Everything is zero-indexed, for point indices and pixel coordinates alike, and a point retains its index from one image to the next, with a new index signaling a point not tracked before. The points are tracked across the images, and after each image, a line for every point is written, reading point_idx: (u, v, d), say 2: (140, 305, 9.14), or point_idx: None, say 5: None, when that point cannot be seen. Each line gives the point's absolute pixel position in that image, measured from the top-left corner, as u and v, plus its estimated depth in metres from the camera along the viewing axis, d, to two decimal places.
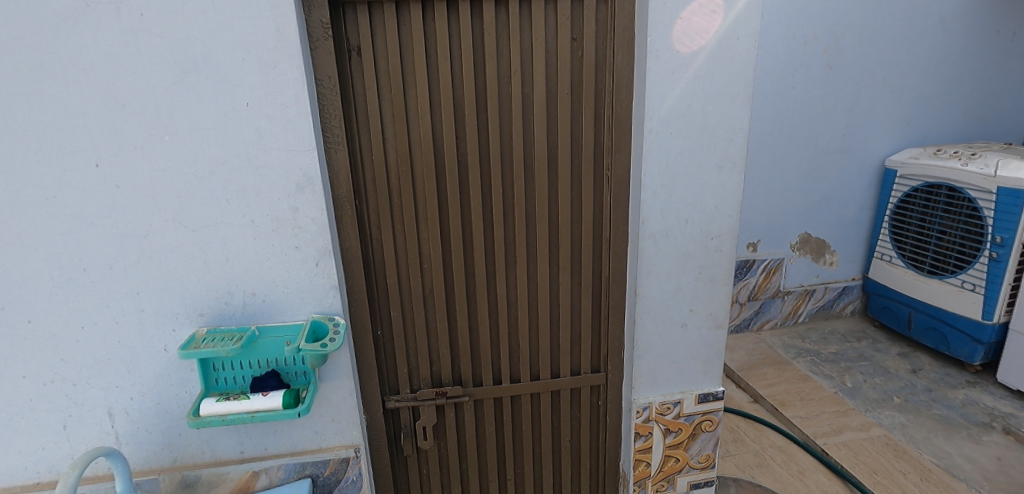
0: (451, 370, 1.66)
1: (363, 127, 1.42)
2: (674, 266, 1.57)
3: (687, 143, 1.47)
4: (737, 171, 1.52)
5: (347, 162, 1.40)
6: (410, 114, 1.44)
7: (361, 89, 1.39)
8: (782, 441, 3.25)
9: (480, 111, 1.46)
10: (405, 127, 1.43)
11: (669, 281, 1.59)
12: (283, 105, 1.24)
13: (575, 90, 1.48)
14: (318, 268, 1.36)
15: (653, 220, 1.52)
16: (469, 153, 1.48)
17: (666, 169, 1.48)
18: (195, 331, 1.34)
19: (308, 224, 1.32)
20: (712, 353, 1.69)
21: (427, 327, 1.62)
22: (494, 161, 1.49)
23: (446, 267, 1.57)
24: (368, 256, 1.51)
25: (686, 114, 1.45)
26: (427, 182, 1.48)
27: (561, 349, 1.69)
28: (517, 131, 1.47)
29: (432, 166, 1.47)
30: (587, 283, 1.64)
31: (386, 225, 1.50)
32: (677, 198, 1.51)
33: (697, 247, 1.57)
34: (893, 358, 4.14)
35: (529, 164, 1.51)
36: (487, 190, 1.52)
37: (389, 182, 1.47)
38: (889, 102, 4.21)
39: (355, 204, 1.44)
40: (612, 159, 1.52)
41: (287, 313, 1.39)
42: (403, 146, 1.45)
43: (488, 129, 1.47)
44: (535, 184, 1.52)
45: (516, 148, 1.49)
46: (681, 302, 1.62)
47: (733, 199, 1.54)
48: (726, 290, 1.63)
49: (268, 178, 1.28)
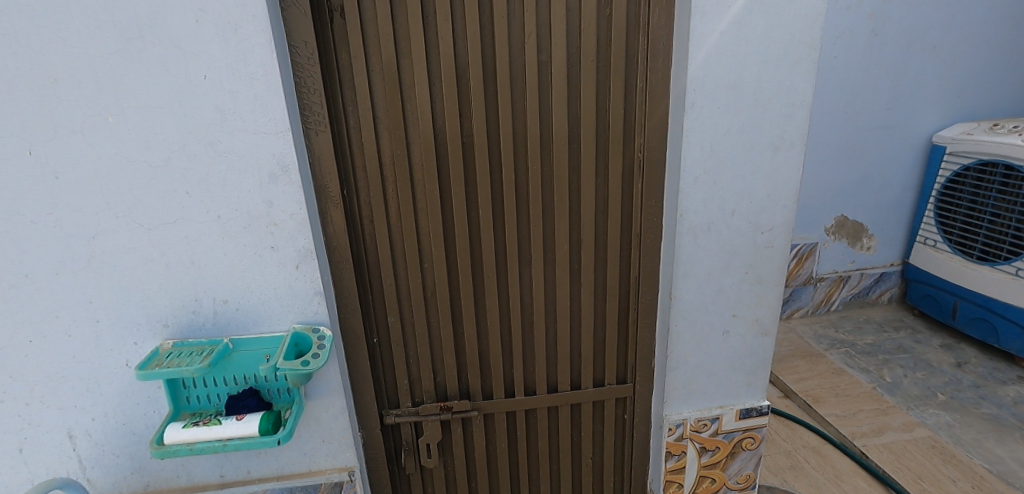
0: (457, 382, 1.47)
1: (349, 104, 1.20)
2: (716, 265, 1.34)
3: (738, 120, 1.21)
4: (796, 152, 1.26)
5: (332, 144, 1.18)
6: (405, 88, 1.21)
7: (346, 59, 1.17)
8: (816, 441, 3.03)
9: (488, 83, 1.23)
10: (399, 103, 1.21)
11: (711, 283, 1.35)
12: (249, 77, 1.02)
13: (602, 56, 1.23)
14: (299, 272, 1.16)
15: (694, 211, 1.28)
16: (476, 133, 1.25)
17: (711, 151, 1.23)
18: (159, 345, 1.17)
19: (285, 221, 1.12)
20: (757, 363, 1.47)
21: (430, 333, 1.42)
22: (504, 144, 1.26)
23: (450, 266, 1.37)
24: (359, 255, 1.31)
25: (737, 84, 1.19)
26: (427, 168, 1.26)
27: (583, 357, 1.49)
28: (533, 106, 1.24)
29: (432, 151, 1.25)
30: (613, 284, 1.42)
31: (381, 219, 1.29)
32: (723, 185, 1.27)
33: (744, 242, 1.33)
34: (935, 351, 3.86)
35: (545, 147, 1.29)
36: (496, 178, 1.30)
37: (382, 169, 1.26)
38: (941, 72, 3.82)
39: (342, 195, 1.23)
40: (645, 139, 1.28)
41: (265, 323, 1.20)
42: (398, 126, 1.22)
43: (496, 104, 1.24)
44: (554, 170, 1.30)
45: (531, 127, 1.25)
46: (723, 307, 1.39)
47: (789, 185, 1.29)
48: (777, 293, 1.40)
49: (235, 167, 1.07)
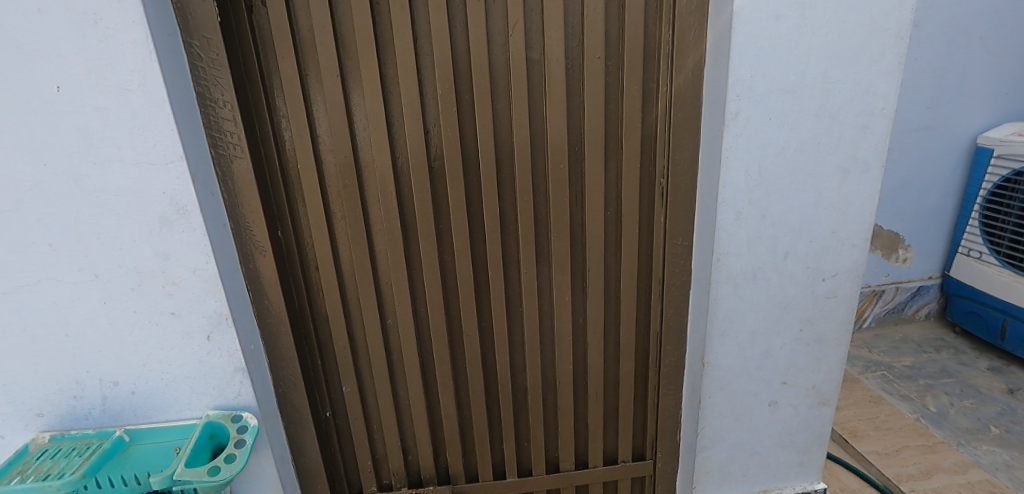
0: (433, 462, 1.18)
1: (280, 122, 0.92)
2: (763, 322, 1.03)
3: (796, 135, 0.90)
4: (871, 177, 0.95)
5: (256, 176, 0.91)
6: (353, 101, 0.93)
7: (273, 64, 0.89)
8: (857, 484, 2.63)
9: (462, 91, 0.93)
10: (345, 120, 0.92)
11: (755, 344, 1.05)
12: (120, 88, 0.74)
13: (611, 54, 0.93)
14: (210, 345, 0.89)
15: (735, 256, 0.97)
16: (447, 157, 0.96)
17: (758, 178, 0.92)
18: (32, 439, 0.89)
19: (187, 278, 0.84)
20: (813, 440, 1.15)
21: (398, 404, 1.14)
22: (484, 169, 0.97)
23: (419, 322, 1.08)
24: (300, 311, 1.02)
25: (795, 88, 0.88)
26: (385, 202, 0.97)
27: (590, 431, 1.19)
28: (520, 121, 0.94)
29: (390, 180, 0.96)
30: (628, 343, 1.12)
31: (328, 268, 1.01)
32: (774, 222, 0.95)
33: (800, 293, 1.01)
34: (984, 375, 3.47)
35: (539, 172, 0.99)
36: (476, 212, 1.01)
37: (328, 204, 0.98)
38: (988, 67, 3.44)
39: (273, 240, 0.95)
40: (668, 160, 0.98)
41: (173, 409, 0.92)
42: (345, 149, 0.94)
43: (473, 119, 0.95)
44: (549, 202, 1.01)
45: (519, 149, 0.96)
46: (770, 374, 1.08)
47: (860, 219, 0.97)
48: (840, 355, 1.08)
49: (112, 211, 0.79)
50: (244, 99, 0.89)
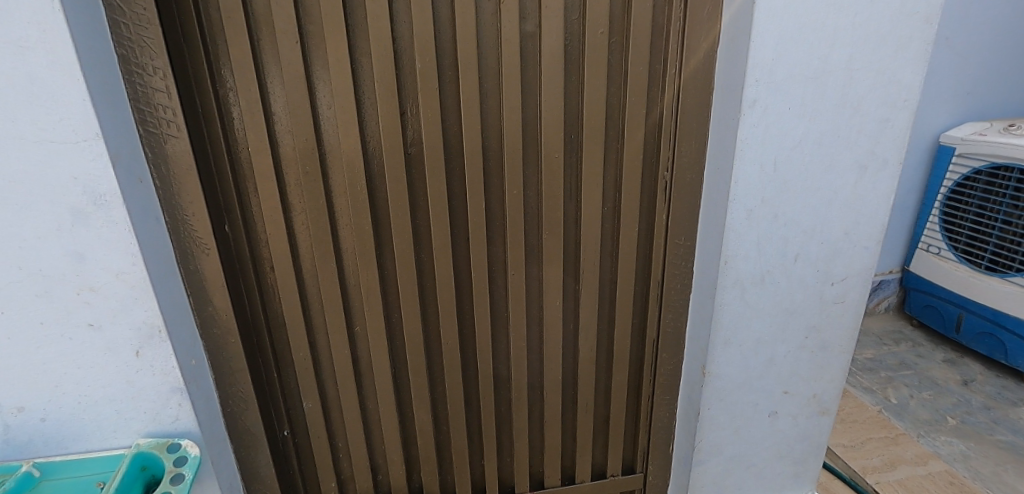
0: (406, 481, 1.07)
1: (226, 96, 0.78)
2: (768, 329, 0.96)
3: (816, 127, 0.82)
4: (888, 175, 0.88)
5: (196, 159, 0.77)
6: (314, 74, 0.79)
7: (216, 25, 0.74)
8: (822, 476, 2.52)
9: (444, 66, 0.81)
10: (305, 97, 0.78)
11: (758, 353, 0.98)
12: (13, 43, 0.58)
13: (615, 30, 0.83)
14: (140, 363, 0.73)
15: (743, 259, 0.89)
16: (425, 143, 0.83)
17: (773, 174, 0.84)
18: None
19: (110, 284, 0.69)
20: (810, 450, 1.10)
21: (367, 420, 1.01)
22: (468, 158, 0.85)
23: (392, 330, 0.96)
24: (253, 319, 0.89)
25: (816, 74, 0.79)
26: (353, 194, 0.84)
27: (578, 444, 1.10)
28: (511, 104, 0.83)
29: (359, 169, 0.83)
30: (622, 350, 1.03)
31: (285, 269, 0.87)
32: (786, 222, 0.88)
33: (808, 298, 0.95)
34: (939, 367, 3.60)
35: (531, 162, 0.88)
36: (458, 207, 0.89)
37: (285, 195, 0.84)
38: (952, 68, 3.53)
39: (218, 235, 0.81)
40: (673, 153, 0.89)
41: (94, 440, 0.76)
42: (306, 130, 0.80)
43: (457, 100, 0.83)
44: (542, 196, 0.90)
45: (510, 136, 0.85)
46: (771, 383, 1.01)
47: (873, 220, 0.91)
48: (842, 362, 1.03)
49: (6, 200, 0.62)
50: (179, 66, 0.74)
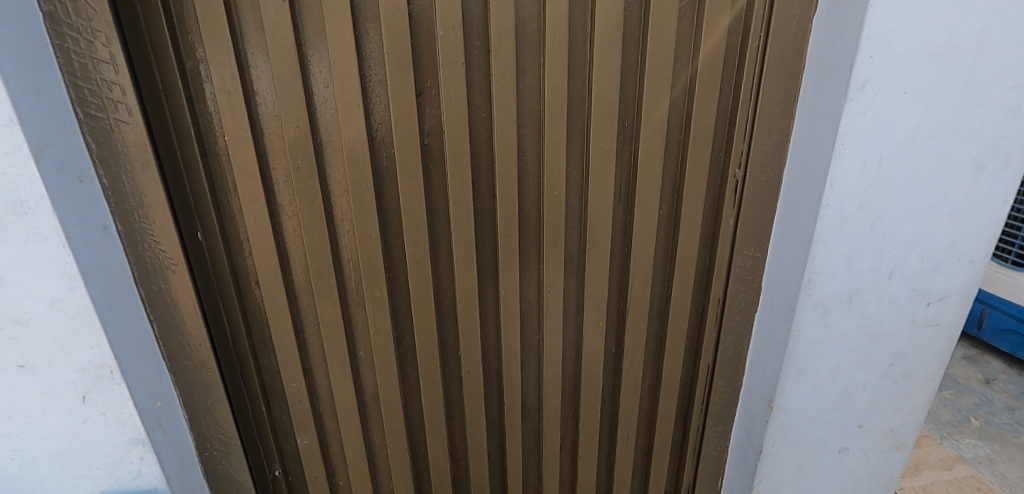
0: None
1: (193, 70, 0.61)
2: (848, 356, 0.81)
3: (932, 116, 0.66)
4: (1011, 175, 0.72)
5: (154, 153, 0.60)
6: (306, 43, 0.62)
7: None
8: None
9: (472, 35, 0.64)
10: (295, 72, 0.62)
11: (834, 384, 0.83)
12: None
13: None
14: (89, 409, 0.58)
15: (830, 276, 0.73)
16: (446, 132, 0.67)
17: (876, 174, 0.68)
18: None
19: (42, 313, 0.53)
20: (881, 489, 0.96)
21: (372, 456, 0.87)
22: (498, 151, 0.69)
23: (402, 355, 0.80)
24: (234, 343, 0.74)
25: (943, 50, 0.63)
26: (356, 194, 0.68)
27: (614, 480, 0.95)
28: (554, 84, 0.66)
29: (364, 163, 0.67)
30: (670, 376, 0.88)
31: (274, 284, 0.72)
32: (883, 232, 0.72)
33: (898, 321, 0.80)
34: (960, 364, 3.48)
35: (573, 157, 0.72)
36: (484, 210, 0.73)
37: (272, 196, 0.68)
38: None
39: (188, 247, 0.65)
40: (744, 147, 0.73)
41: None
42: (297, 116, 0.64)
43: (486, 77, 0.66)
44: (585, 197, 0.74)
45: (550, 124, 0.69)
46: (845, 417, 0.87)
47: (986, 229, 0.75)
48: (928, 392, 0.88)
49: None
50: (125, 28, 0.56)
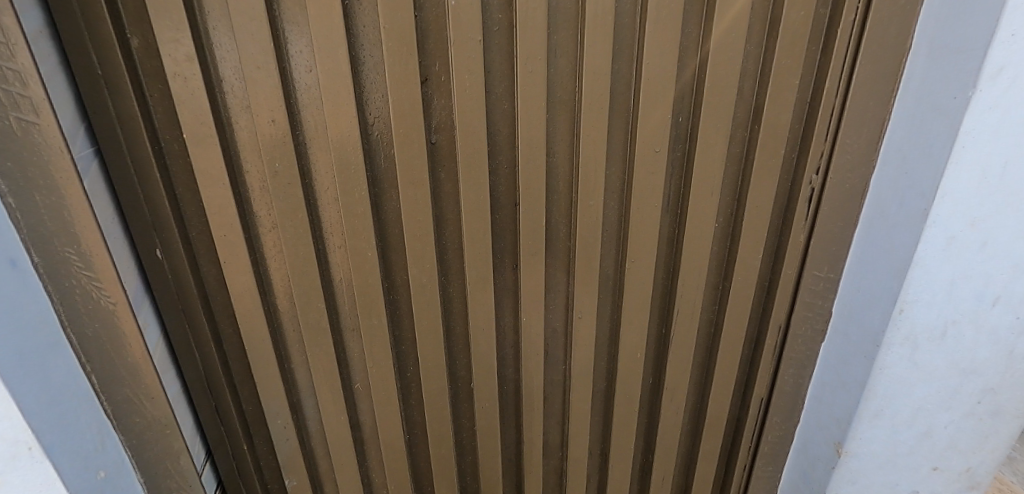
0: None
1: (137, 47, 0.48)
2: (934, 395, 0.68)
3: None
4: None
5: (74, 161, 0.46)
6: (280, 18, 0.48)
7: None
8: None
9: (491, 6, 0.50)
10: (268, 56, 0.49)
11: (913, 425, 0.70)
12: None
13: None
14: None
15: (928, 307, 0.60)
16: (458, 128, 0.54)
17: (1000, 185, 0.53)
18: None
19: None
20: None
21: None
22: (521, 153, 0.56)
23: (405, 388, 0.69)
24: (209, 374, 0.63)
25: None
26: (347, 205, 0.56)
27: None
28: (595, 67, 0.53)
29: (356, 169, 0.54)
30: (716, 411, 0.76)
31: (254, 310, 0.60)
32: (996, 254, 0.58)
33: (997, 356, 0.66)
34: None
35: (613, 159, 0.59)
36: (503, 223, 0.61)
37: (246, 205, 0.56)
38: None
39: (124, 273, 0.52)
40: (823, 148, 0.60)
41: None
42: (272, 109, 0.51)
43: (510, 59, 0.53)
44: (625, 207, 0.61)
45: (586, 118, 0.55)
46: (921, 461, 0.74)
47: None
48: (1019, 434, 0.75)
49: None
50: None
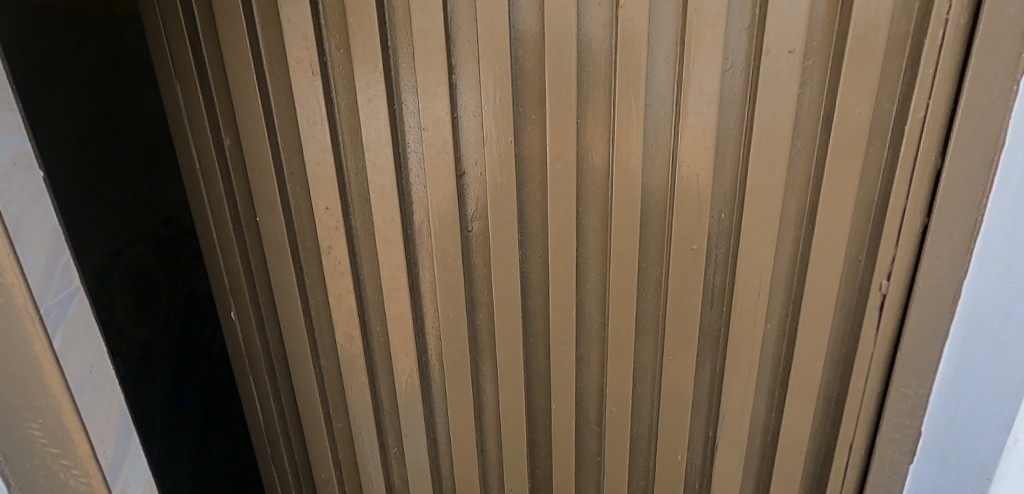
0: None
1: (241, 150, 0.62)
2: None
3: None
4: None
5: (32, 301, 0.35)
6: (337, 125, 0.56)
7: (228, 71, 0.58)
8: None
9: (523, 109, 0.53)
10: (325, 156, 0.57)
11: None
12: None
13: (822, 35, 0.47)
14: None
15: None
16: (490, 219, 0.56)
17: None
18: None
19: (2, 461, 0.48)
20: None
21: None
22: (551, 244, 0.57)
23: (436, 459, 0.70)
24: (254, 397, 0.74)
25: None
26: (387, 282, 0.61)
27: None
28: (626, 160, 0.53)
29: (395, 252, 0.59)
30: None
31: (303, 360, 0.67)
32: None
33: None
34: None
35: (649, 252, 0.56)
36: (534, 307, 0.60)
37: (303, 274, 0.63)
38: None
39: (96, 431, 0.40)
40: (895, 248, 0.52)
41: None
42: (328, 198, 0.58)
43: (543, 153, 0.54)
44: (664, 299, 0.58)
45: (617, 211, 0.55)
46: None
47: None
48: None
49: None
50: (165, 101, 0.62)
